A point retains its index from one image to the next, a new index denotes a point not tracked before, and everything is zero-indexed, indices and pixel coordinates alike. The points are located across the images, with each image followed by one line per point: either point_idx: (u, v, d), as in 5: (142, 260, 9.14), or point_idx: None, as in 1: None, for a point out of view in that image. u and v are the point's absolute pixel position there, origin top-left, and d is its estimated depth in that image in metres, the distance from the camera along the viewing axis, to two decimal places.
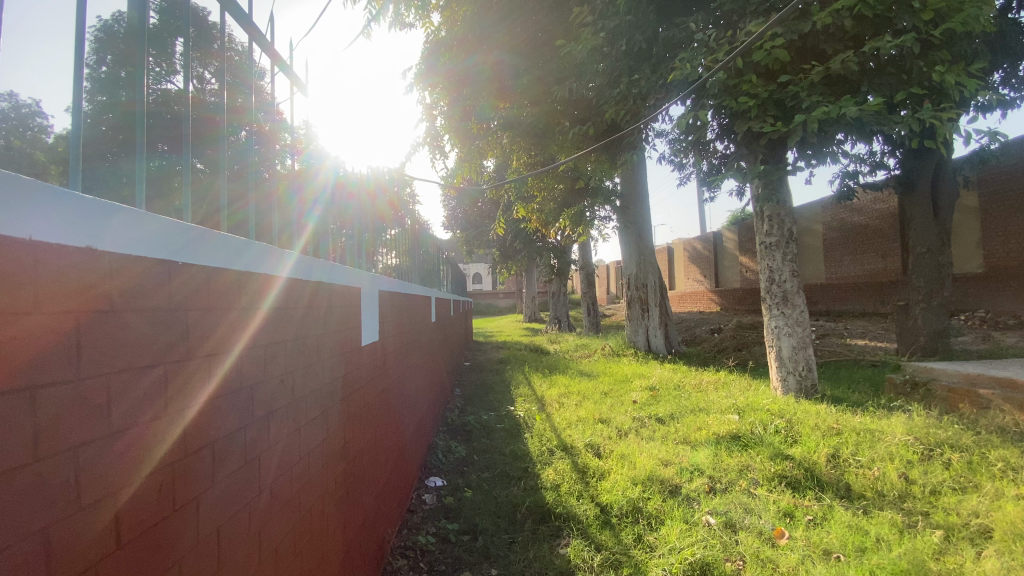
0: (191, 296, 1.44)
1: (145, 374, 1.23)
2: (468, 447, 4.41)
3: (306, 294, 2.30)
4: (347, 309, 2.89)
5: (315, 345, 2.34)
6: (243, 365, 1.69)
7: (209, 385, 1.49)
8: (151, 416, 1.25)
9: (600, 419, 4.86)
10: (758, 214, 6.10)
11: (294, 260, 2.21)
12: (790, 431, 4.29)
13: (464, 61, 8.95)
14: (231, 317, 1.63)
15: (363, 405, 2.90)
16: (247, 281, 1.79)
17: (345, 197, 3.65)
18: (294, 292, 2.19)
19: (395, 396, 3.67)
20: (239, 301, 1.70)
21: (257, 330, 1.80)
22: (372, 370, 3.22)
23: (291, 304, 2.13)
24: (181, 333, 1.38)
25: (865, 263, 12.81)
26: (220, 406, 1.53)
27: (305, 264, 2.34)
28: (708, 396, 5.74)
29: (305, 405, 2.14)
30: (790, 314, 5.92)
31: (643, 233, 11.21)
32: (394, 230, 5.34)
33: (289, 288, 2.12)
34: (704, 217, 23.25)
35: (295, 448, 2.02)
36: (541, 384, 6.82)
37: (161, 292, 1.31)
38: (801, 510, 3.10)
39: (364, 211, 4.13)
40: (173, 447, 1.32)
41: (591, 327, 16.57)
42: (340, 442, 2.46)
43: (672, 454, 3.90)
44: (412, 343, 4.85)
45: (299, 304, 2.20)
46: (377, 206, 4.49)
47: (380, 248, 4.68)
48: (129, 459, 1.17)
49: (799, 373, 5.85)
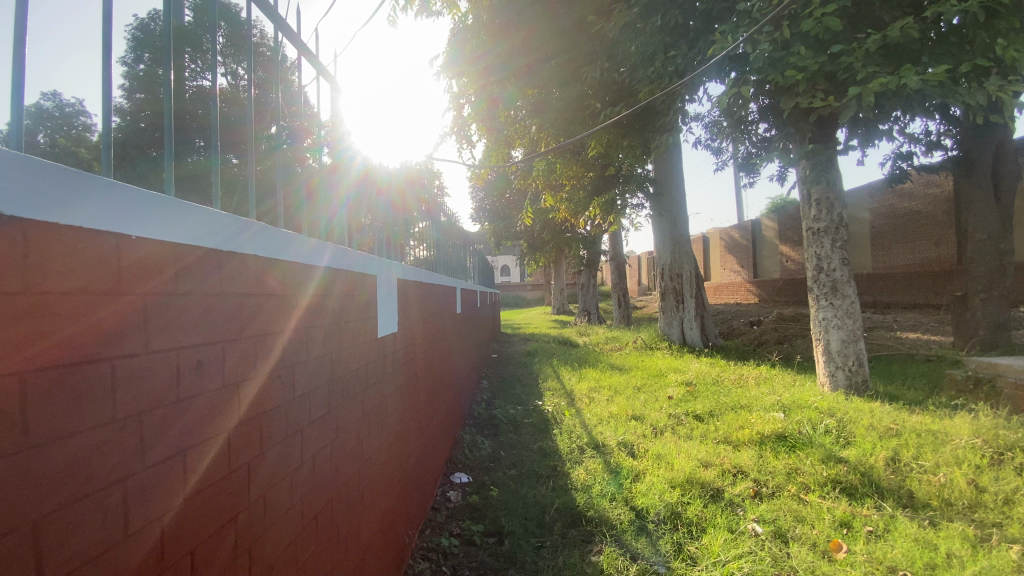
0: (210, 281, 1.34)
1: (167, 355, 1.16)
2: (495, 442, 4.25)
3: (330, 283, 2.19)
4: (373, 300, 2.76)
5: (341, 336, 2.23)
6: (266, 352, 1.59)
7: (233, 370, 1.41)
8: (176, 398, 1.19)
9: (633, 415, 4.62)
10: (805, 198, 5.70)
11: (319, 249, 2.11)
12: (842, 431, 3.95)
13: (490, 51, 8.79)
14: (251, 305, 1.53)
15: (388, 399, 2.78)
16: (267, 267, 1.67)
17: (377, 189, 3.53)
18: (319, 282, 2.07)
19: (419, 389, 3.50)
20: (261, 288, 1.60)
21: (280, 319, 1.70)
22: (395, 362, 3.05)
23: (314, 293, 2.01)
24: (197, 321, 1.27)
25: (917, 251, 12.03)
26: (245, 391, 1.46)
27: (332, 252, 2.25)
28: (749, 392, 5.43)
29: (325, 394, 1.99)
30: (839, 305, 5.52)
31: (677, 222, 10.80)
32: (424, 223, 5.21)
33: (312, 277, 2.00)
34: (740, 205, 22.38)
35: (314, 441, 1.87)
36: (571, 378, 6.60)
37: (175, 277, 1.21)
38: (859, 519, 2.77)
39: (395, 203, 4.00)
40: (197, 430, 1.26)
41: (621, 319, 16.19)
42: (365, 437, 2.35)
43: (714, 454, 3.63)
44: (439, 335, 4.71)
45: (323, 292, 2.09)
46: (407, 198, 4.37)
47: (410, 241, 4.56)
48: (152, 440, 1.11)
49: (849, 368, 5.46)
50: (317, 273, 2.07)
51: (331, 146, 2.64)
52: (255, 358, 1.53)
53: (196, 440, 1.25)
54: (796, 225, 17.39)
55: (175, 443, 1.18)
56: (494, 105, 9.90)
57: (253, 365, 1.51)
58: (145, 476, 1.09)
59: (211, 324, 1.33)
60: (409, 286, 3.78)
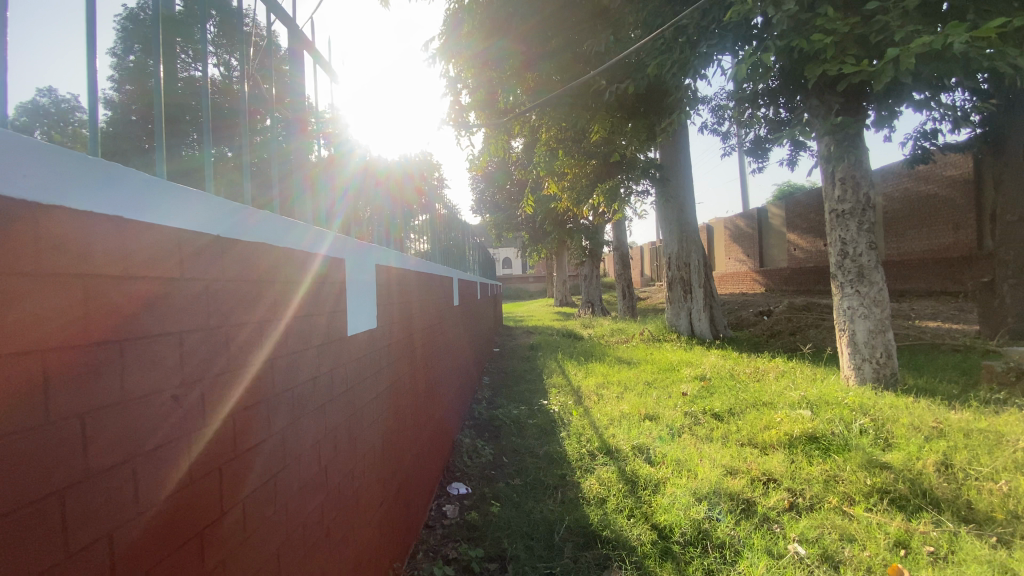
0: (114, 263, 1.00)
1: (52, 358, 0.87)
2: (496, 447, 3.85)
3: (300, 270, 1.83)
4: (361, 291, 2.45)
5: (313, 331, 1.88)
6: (193, 355, 1.22)
7: (163, 369, 1.12)
8: (78, 408, 0.91)
9: (647, 415, 4.24)
10: (828, 177, 5.30)
11: (286, 227, 1.77)
12: (879, 431, 3.59)
13: (488, 42, 8.38)
14: (183, 296, 1.19)
15: (376, 398, 2.46)
16: (202, 241, 1.29)
17: (374, 183, 3.25)
18: (284, 268, 1.72)
19: (411, 391, 3.11)
20: (205, 274, 1.28)
21: (228, 309, 1.38)
22: (381, 360, 2.65)
23: (275, 280, 1.66)
24: (85, 317, 0.93)
25: (933, 236, 11.61)
26: (183, 396, 1.18)
27: (300, 232, 1.89)
28: (769, 387, 5.05)
29: (278, 406, 1.59)
30: (866, 293, 5.13)
31: (685, 209, 10.37)
32: (423, 216, 4.89)
33: (272, 263, 1.64)
34: (746, 192, 21.85)
35: (258, 466, 1.46)
36: (578, 373, 6.24)
37: (46, 255, 0.87)
38: (916, 537, 2.39)
39: (393, 197, 3.71)
40: (116, 445, 0.99)
41: (626, 311, 15.78)
42: (346, 445, 2.03)
43: (740, 459, 3.27)
44: (436, 330, 4.35)
45: (289, 279, 1.74)
46: (405, 191, 4.05)
47: (410, 233, 4.26)
48: (37, 463, 0.84)
49: (877, 360, 5.09)
50: (279, 254, 1.69)
51: (326, 136, 2.43)
52: (198, 358, 1.24)
53: (114, 458, 0.98)
54: (804, 212, 16.94)
55: (78, 464, 0.91)
56: (494, 99, 9.71)
57: (191, 368, 1.21)
58: (22, 516, 0.82)
59: (121, 319, 1.01)
60: (407, 279, 3.46)
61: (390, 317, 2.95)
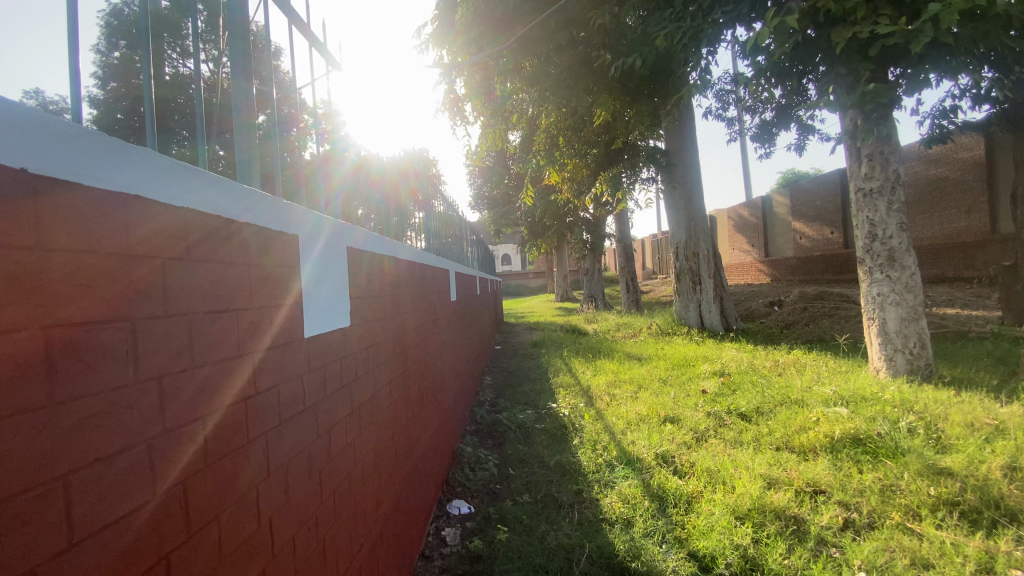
0: None
1: None
2: (501, 456, 3.45)
3: (257, 250, 1.38)
4: (347, 284, 2.07)
5: (282, 327, 1.49)
6: (137, 352, 0.92)
7: (56, 377, 0.77)
8: None
9: (666, 417, 3.84)
10: (854, 153, 4.93)
11: (268, 208, 1.50)
12: (929, 431, 3.23)
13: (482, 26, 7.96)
14: (7, 272, 0.71)
15: (360, 414, 2.06)
16: (137, 206, 0.96)
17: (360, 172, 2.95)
18: (246, 249, 1.33)
19: (403, 399, 2.70)
20: (100, 245, 0.87)
21: (150, 298, 0.97)
22: (368, 364, 2.25)
23: (218, 261, 1.20)
24: None
25: (945, 221, 11.24)
26: (126, 402, 0.89)
27: (275, 210, 1.54)
28: (795, 383, 4.65)
29: (238, 420, 1.23)
30: (897, 279, 4.73)
31: (691, 197, 9.97)
32: (421, 214, 4.70)
33: (211, 239, 1.18)
34: (747, 182, 21.44)
35: (209, 495, 1.10)
36: (585, 371, 5.84)
37: None
38: (1001, 560, 2.01)
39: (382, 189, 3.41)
40: None
41: (629, 304, 15.40)
42: (319, 475, 1.64)
43: (781, 468, 2.89)
44: (432, 333, 3.97)
45: (246, 260, 1.32)
46: (394, 185, 3.73)
47: (407, 231, 4.11)
48: None
49: (910, 350, 4.71)
50: (240, 233, 1.31)
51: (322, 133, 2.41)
52: (135, 360, 0.92)
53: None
54: (809, 200, 16.57)
55: None
56: (492, 99, 9.78)
57: (134, 368, 0.91)
58: None
59: None
60: (400, 273, 3.10)
61: (380, 313, 2.54)
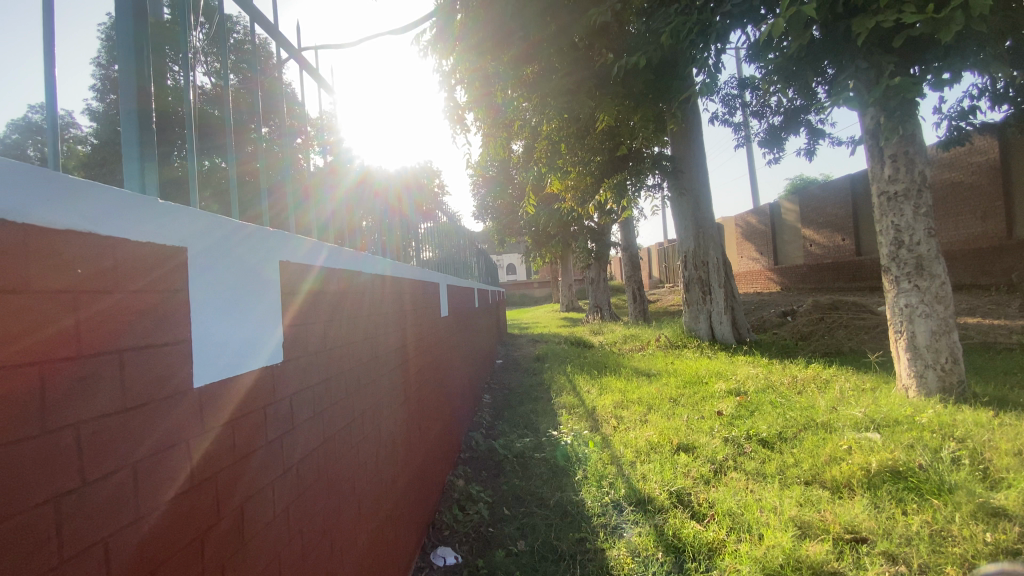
0: None
1: None
2: (496, 491, 3.11)
3: (172, 276, 1.08)
4: (300, 309, 1.72)
5: (216, 367, 1.20)
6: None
7: None
8: None
9: (678, 444, 3.49)
10: (876, 154, 4.61)
11: (219, 231, 1.27)
12: (975, 461, 2.86)
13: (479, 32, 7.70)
14: None
15: (328, 451, 1.79)
16: None
17: (353, 186, 2.76)
18: (163, 273, 1.05)
19: (383, 434, 2.38)
20: None
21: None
22: (337, 401, 1.93)
23: (105, 292, 0.91)
24: None
25: (960, 226, 10.85)
26: (14, 461, 0.74)
27: (222, 230, 1.29)
28: (818, 403, 4.29)
29: (165, 481, 1.02)
30: (926, 289, 4.38)
31: (699, 203, 9.63)
32: (426, 225, 4.57)
33: (107, 263, 0.92)
34: (754, 188, 21.07)
35: (187, 523, 1.07)
36: (590, 390, 5.47)
37: None
38: None
39: (379, 205, 3.23)
40: None
41: (636, 314, 15.00)
42: (264, 540, 1.36)
43: (814, 508, 2.55)
44: (428, 353, 3.66)
45: (164, 288, 1.05)
46: (395, 199, 3.55)
47: (410, 242, 3.94)
48: None
49: (943, 367, 4.34)
50: (158, 253, 1.04)
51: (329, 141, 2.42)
52: (98, 396, 0.88)
53: None
54: (819, 206, 16.20)
55: None
56: (494, 112, 9.68)
57: (117, 397, 0.91)
58: None
59: None
60: (387, 291, 2.82)
61: (359, 335, 2.25)
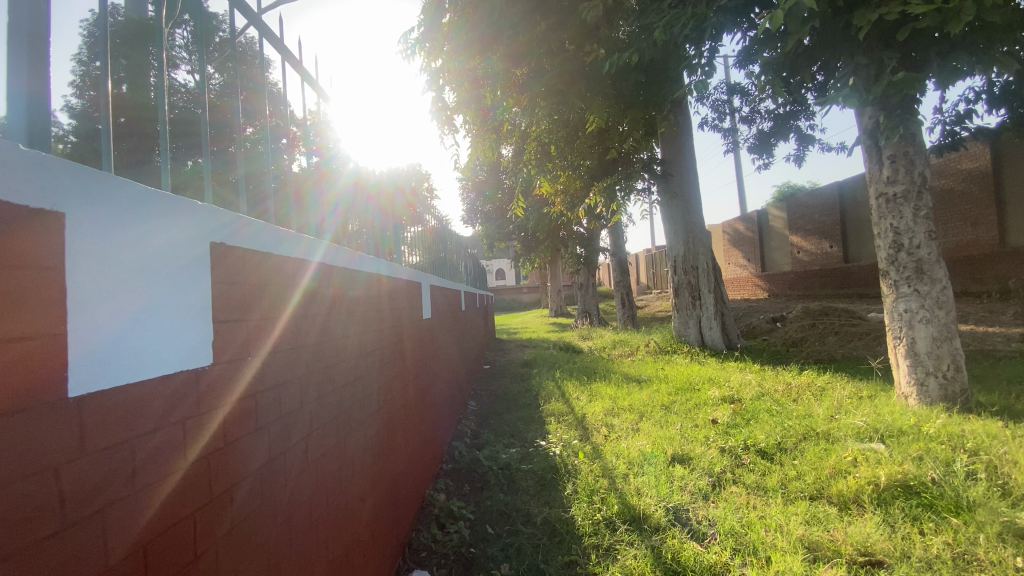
0: None
1: None
2: (480, 507, 2.88)
3: (54, 256, 0.86)
4: (249, 304, 1.50)
5: (125, 370, 0.99)
6: None
7: None
8: None
9: (673, 455, 3.28)
10: (875, 154, 4.48)
11: (142, 208, 1.07)
12: (992, 476, 2.69)
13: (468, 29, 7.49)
14: None
15: (280, 464, 1.59)
16: None
17: (339, 183, 2.69)
18: (39, 254, 0.83)
19: (351, 446, 2.15)
20: None
21: None
22: (294, 409, 1.71)
23: None
24: None
25: (949, 233, 10.87)
26: None
27: (148, 208, 1.09)
28: (817, 411, 4.11)
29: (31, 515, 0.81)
30: (926, 293, 4.24)
31: (689, 207, 9.51)
32: (416, 229, 4.45)
33: None
34: (742, 195, 21.12)
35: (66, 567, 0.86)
36: (580, 397, 5.25)
37: None
38: None
39: (366, 203, 3.15)
40: None
41: (625, 320, 14.84)
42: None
43: (822, 526, 2.36)
44: (409, 357, 3.44)
45: (38, 269, 0.83)
46: (383, 199, 3.48)
47: (400, 245, 3.84)
48: None
49: (943, 374, 4.20)
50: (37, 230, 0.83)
51: (319, 141, 2.47)
52: None
53: None
54: (807, 213, 16.23)
55: None
56: (484, 113, 9.47)
57: (71, 386, 0.87)
58: None
59: None
60: (365, 289, 2.65)
61: (327, 337, 2.06)
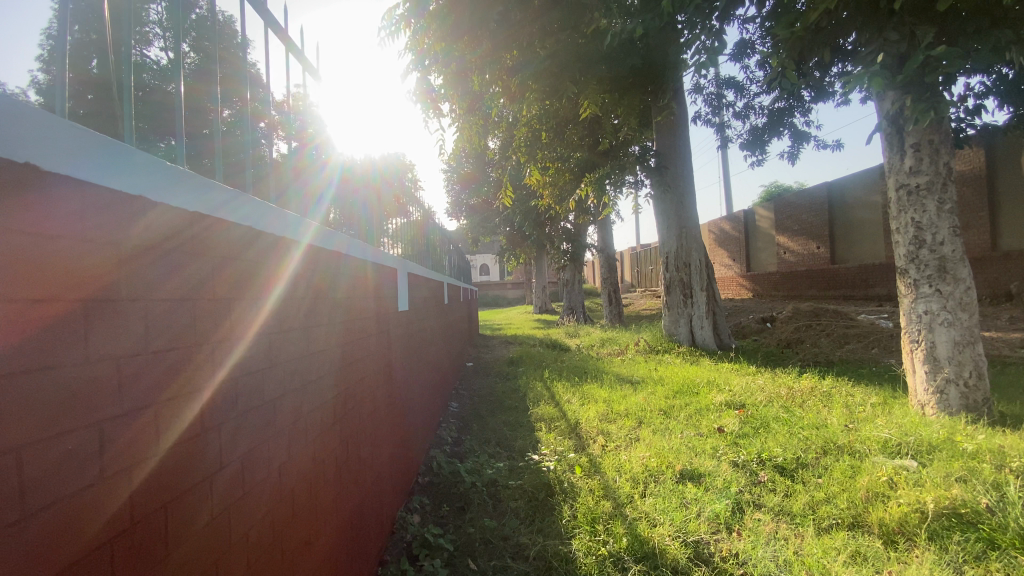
0: None
1: None
2: (460, 534, 2.43)
3: None
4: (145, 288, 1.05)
5: None
6: None
7: None
8: None
9: (681, 471, 2.87)
10: (898, 143, 4.13)
11: None
12: None
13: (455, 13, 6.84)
14: None
15: (188, 503, 1.14)
16: None
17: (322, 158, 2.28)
18: None
19: (300, 466, 1.70)
20: None
21: None
22: (217, 421, 1.27)
23: None
24: None
25: None
26: None
27: None
28: (831, 420, 3.75)
29: None
30: (949, 294, 3.91)
31: (684, 202, 9.15)
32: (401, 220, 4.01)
33: None
34: (729, 194, 20.91)
35: None
36: (571, 400, 4.83)
37: None
38: None
39: (352, 186, 2.73)
40: None
41: (611, 318, 14.49)
42: None
43: (869, 568, 1.96)
44: (386, 359, 2.98)
45: None
46: (370, 185, 3.06)
47: (384, 236, 3.44)
48: None
49: (966, 382, 3.88)
50: None
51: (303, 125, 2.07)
52: None
53: None
54: (794, 213, 16.06)
55: None
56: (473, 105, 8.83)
57: None
58: None
59: None
60: (340, 282, 2.21)
61: (280, 337, 1.62)
